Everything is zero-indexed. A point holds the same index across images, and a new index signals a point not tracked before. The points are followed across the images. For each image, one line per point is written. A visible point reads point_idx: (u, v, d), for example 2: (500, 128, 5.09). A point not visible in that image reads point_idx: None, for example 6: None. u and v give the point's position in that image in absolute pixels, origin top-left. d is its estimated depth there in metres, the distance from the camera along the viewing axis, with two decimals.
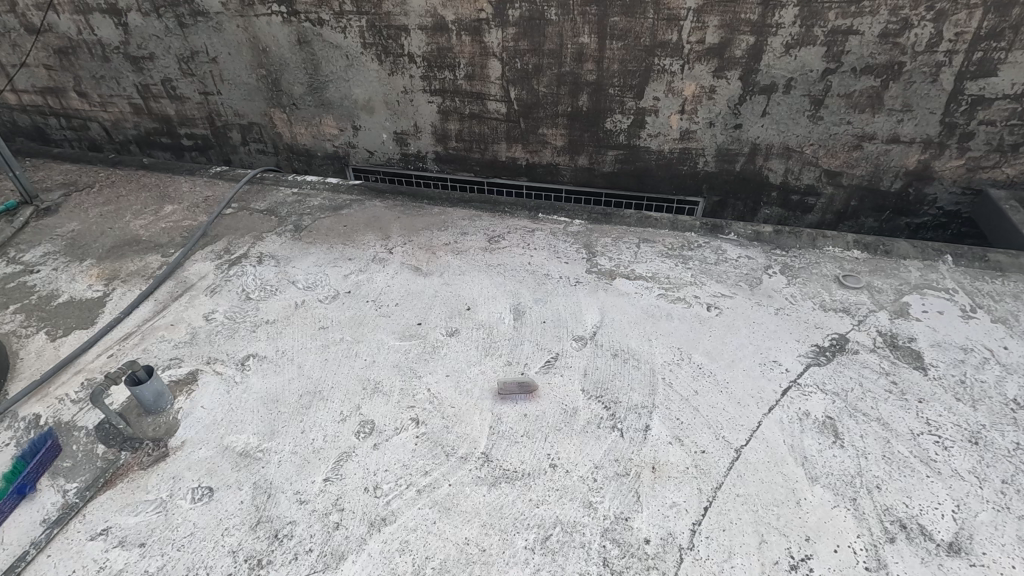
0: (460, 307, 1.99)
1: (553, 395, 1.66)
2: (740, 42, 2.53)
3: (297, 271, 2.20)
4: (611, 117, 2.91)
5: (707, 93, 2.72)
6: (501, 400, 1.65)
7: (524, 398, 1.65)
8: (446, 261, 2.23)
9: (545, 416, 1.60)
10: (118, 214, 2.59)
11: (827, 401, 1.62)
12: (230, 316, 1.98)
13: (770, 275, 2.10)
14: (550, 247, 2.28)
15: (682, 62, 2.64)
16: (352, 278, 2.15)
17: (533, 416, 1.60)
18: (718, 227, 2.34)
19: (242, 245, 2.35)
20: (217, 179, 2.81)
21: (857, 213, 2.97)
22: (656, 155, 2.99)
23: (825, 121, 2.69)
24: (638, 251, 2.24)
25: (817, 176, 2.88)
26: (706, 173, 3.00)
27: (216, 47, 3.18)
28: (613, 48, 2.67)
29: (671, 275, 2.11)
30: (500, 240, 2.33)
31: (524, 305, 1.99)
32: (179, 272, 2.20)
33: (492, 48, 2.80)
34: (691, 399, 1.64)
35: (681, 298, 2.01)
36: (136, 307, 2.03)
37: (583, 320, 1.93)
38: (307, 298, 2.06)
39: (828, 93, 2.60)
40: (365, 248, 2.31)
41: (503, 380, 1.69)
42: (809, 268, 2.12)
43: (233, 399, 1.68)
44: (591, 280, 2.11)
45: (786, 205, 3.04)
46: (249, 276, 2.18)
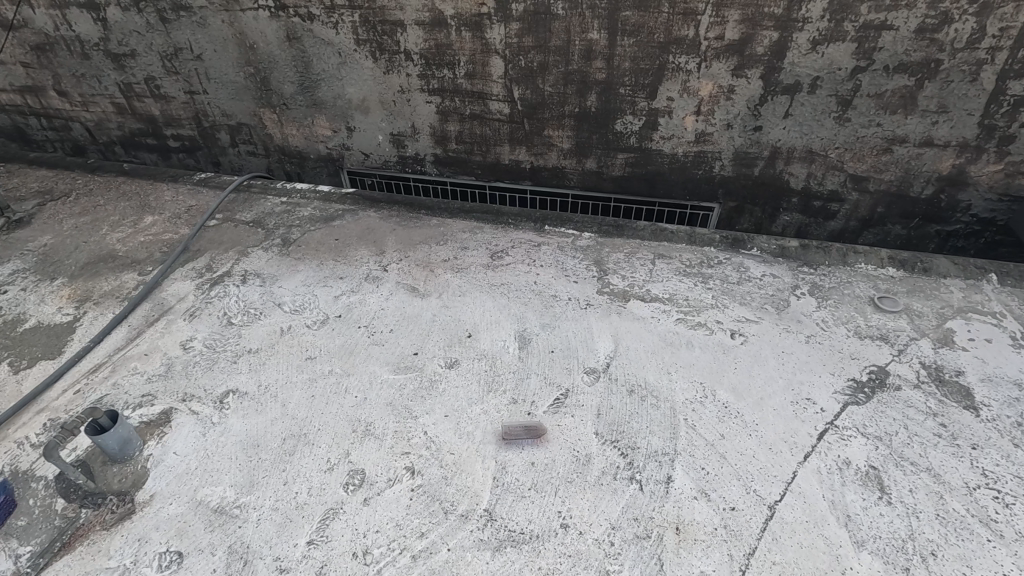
0: (460, 334, 1.83)
1: (563, 440, 1.49)
2: (762, 37, 2.33)
3: (284, 292, 2.03)
4: (622, 119, 2.72)
5: (725, 93, 2.53)
6: (505, 445, 1.49)
7: (532, 443, 1.49)
8: (445, 279, 2.06)
9: (554, 466, 1.44)
10: (94, 226, 2.42)
11: (869, 447, 1.45)
12: (209, 344, 1.82)
13: (799, 297, 1.92)
14: (558, 264, 2.10)
15: (699, 60, 2.45)
16: (343, 301, 1.98)
17: (539, 465, 1.44)
18: (739, 241, 2.16)
19: (225, 262, 2.18)
20: (200, 187, 2.64)
21: (884, 221, 2.77)
22: (669, 158, 2.80)
23: (852, 123, 2.50)
24: (654, 268, 2.07)
25: (842, 181, 2.69)
26: (722, 178, 2.81)
27: (201, 43, 2.99)
28: (624, 45, 2.47)
29: (690, 297, 1.94)
30: (503, 255, 2.16)
31: (530, 333, 1.82)
32: (156, 293, 2.04)
33: (494, 45, 2.61)
34: (718, 444, 1.48)
35: (702, 323, 1.83)
36: (108, 334, 1.87)
37: (594, 349, 1.76)
38: (293, 324, 1.89)
39: (858, 92, 2.40)
40: (357, 266, 2.13)
41: (508, 423, 1.53)
42: (840, 288, 1.95)
43: (208, 444, 1.52)
44: (603, 302, 1.93)
45: (807, 212, 2.84)
46: (232, 297, 2.01)
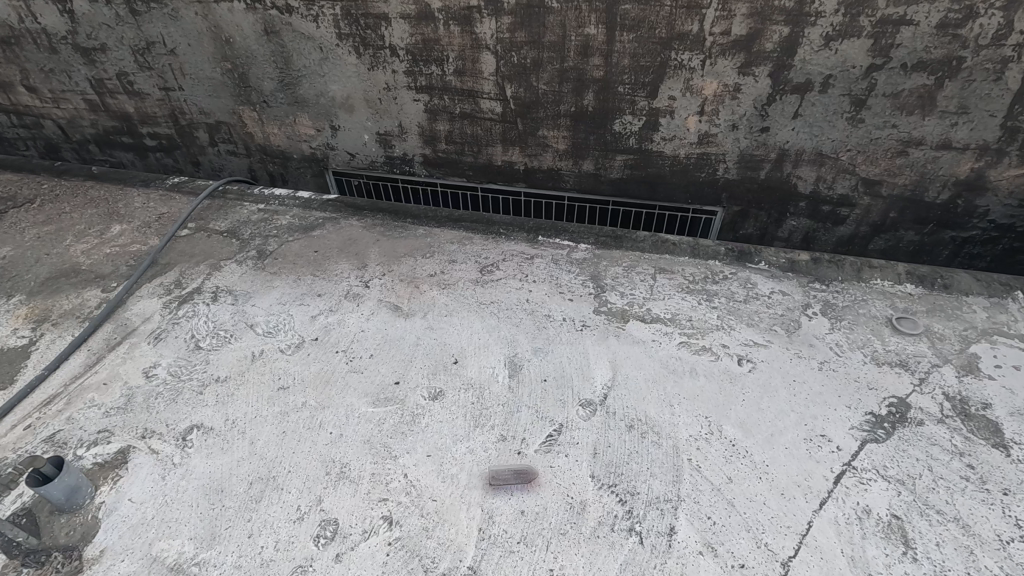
0: (445, 360, 1.69)
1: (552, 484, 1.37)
2: (772, 33, 2.17)
3: (257, 311, 1.89)
4: (621, 118, 2.56)
5: (731, 92, 2.38)
6: (492, 490, 1.36)
7: (522, 488, 1.36)
8: (431, 297, 1.92)
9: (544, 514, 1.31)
10: (58, 236, 2.26)
11: (891, 492, 1.33)
12: (173, 373, 1.68)
13: (811, 317, 1.79)
14: (552, 280, 1.96)
15: (703, 57, 2.29)
16: (321, 322, 1.84)
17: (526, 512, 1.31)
18: (746, 254, 2.02)
19: (195, 277, 2.03)
20: (173, 193, 2.48)
21: (896, 226, 2.63)
22: (670, 160, 2.65)
23: (866, 124, 2.35)
24: (654, 284, 1.93)
25: (853, 185, 2.54)
26: (726, 182, 2.67)
27: (174, 37, 2.81)
28: (623, 41, 2.31)
29: (693, 317, 1.80)
30: (494, 269, 2.02)
31: (521, 359, 1.68)
32: (120, 313, 1.89)
33: (484, 40, 2.45)
34: (725, 489, 1.35)
35: (707, 348, 1.70)
36: (65, 360, 1.72)
37: (590, 377, 1.62)
38: (265, 349, 1.76)
39: (872, 92, 2.25)
40: (337, 282, 1.99)
41: (496, 466, 1.40)
42: (855, 307, 1.81)
43: (167, 489, 1.39)
44: (600, 323, 1.80)
45: (815, 217, 2.70)
46: (201, 317, 1.87)
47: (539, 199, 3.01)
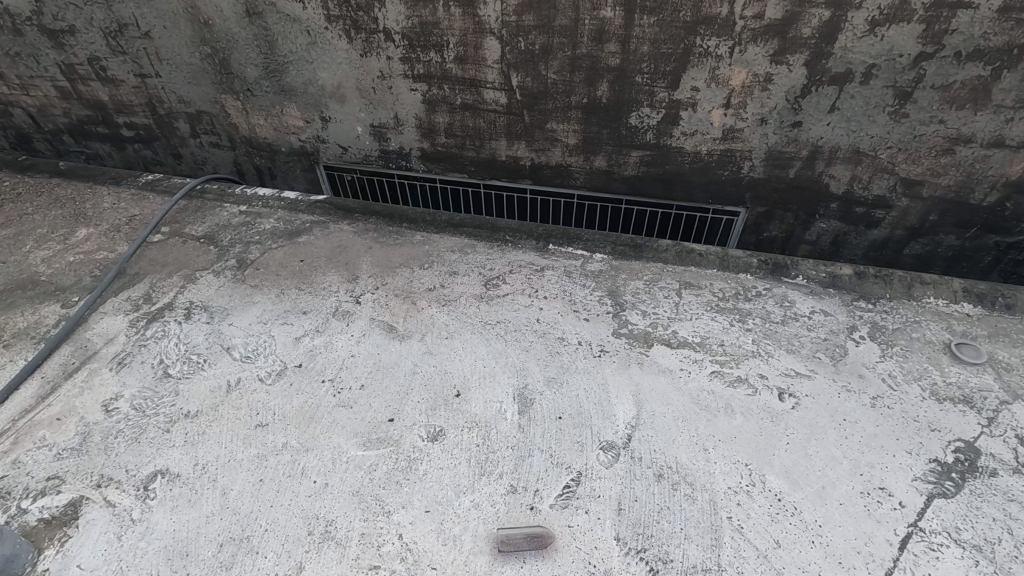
0: (445, 392, 1.49)
1: (573, 548, 1.18)
2: (811, 17, 1.94)
3: (235, 332, 1.69)
4: (638, 111, 2.33)
5: (761, 83, 2.15)
6: (501, 555, 1.17)
7: (536, 554, 1.17)
8: (430, 316, 1.71)
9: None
10: (17, 241, 2.04)
11: (967, 562, 1.14)
12: (137, 406, 1.48)
13: (858, 342, 1.59)
14: (565, 296, 1.76)
15: (732, 44, 2.06)
16: (305, 345, 1.64)
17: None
18: (781, 266, 1.82)
19: (166, 290, 1.82)
20: (146, 192, 2.26)
21: (935, 230, 2.42)
22: (691, 157, 2.43)
23: (910, 120, 2.12)
24: (680, 302, 1.73)
25: (891, 185, 2.33)
26: (751, 181, 2.45)
27: (148, 19, 2.57)
28: (643, 25, 2.08)
29: (725, 342, 1.60)
30: (499, 283, 1.82)
31: (532, 392, 1.48)
32: (80, 332, 1.69)
33: (488, 24, 2.21)
34: (772, 557, 1.16)
35: (742, 379, 1.50)
36: (15, 389, 1.52)
37: (612, 414, 1.43)
38: (242, 377, 1.55)
39: (920, 83, 2.03)
40: (324, 297, 1.79)
41: (507, 527, 1.21)
42: (907, 329, 1.61)
43: (123, 552, 1.19)
44: (620, 347, 1.60)
45: (847, 219, 2.48)
46: (172, 338, 1.67)
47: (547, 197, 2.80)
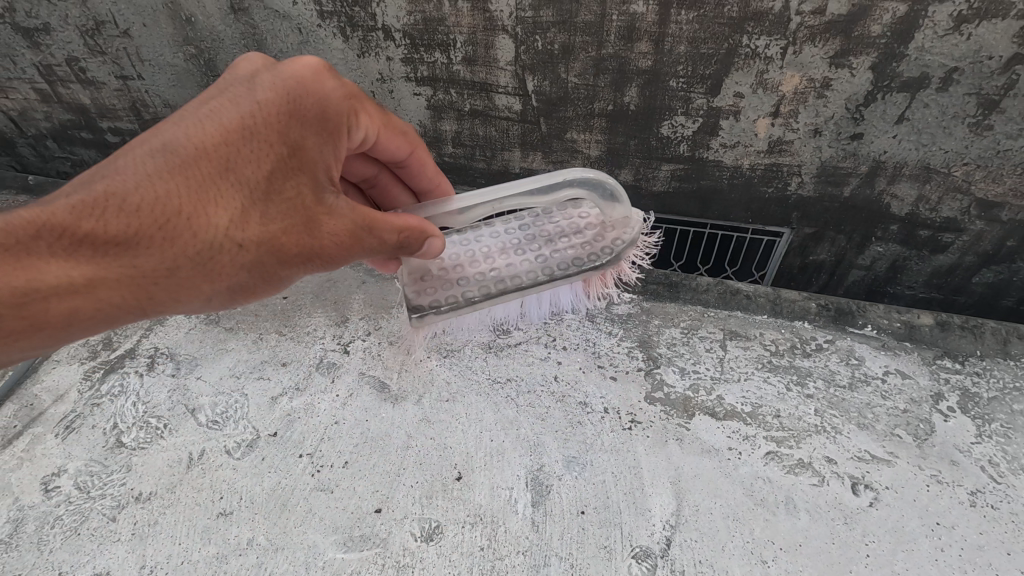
0: (445, 475, 1.25)
1: (635, 230, 1.42)
2: (881, 11, 1.64)
3: (203, 389, 1.45)
4: (670, 120, 2.04)
5: (816, 89, 1.85)
6: (505, 254, 1.44)
7: (573, 297, 1.55)
8: (428, 371, 1.46)
9: (600, 264, 1.38)
10: None
11: None
12: (82, 486, 1.26)
13: (945, 414, 1.30)
14: (588, 347, 1.49)
15: (785, 44, 1.76)
16: (282, 407, 1.40)
17: (562, 262, 1.38)
18: (844, 311, 1.54)
19: (128, 333, 1.59)
20: None
21: (1013, 256, 2.12)
22: (729, 173, 2.14)
23: (993, 133, 1.81)
24: (724, 356, 1.45)
25: (964, 207, 2.02)
26: (817, 199, 2.14)
27: (127, 16, 2.04)
28: (681, 21, 1.77)
29: (783, 413, 1.32)
30: (511, 329, 1.55)
31: (547, 476, 1.24)
32: (28, 386, 1.47)
33: (502, 20, 1.88)
34: None
35: (805, 464, 1.23)
36: None
37: (645, 512, 1.17)
38: (206, 448, 1.32)
39: (1010, 90, 1.71)
40: (308, 344, 1.54)
41: (531, 192, 1.30)
42: (1008, 399, 1.33)
43: None
44: (655, 417, 1.33)
45: (908, 243, 2.19)
46: (130, 396, 1.44)
47: None
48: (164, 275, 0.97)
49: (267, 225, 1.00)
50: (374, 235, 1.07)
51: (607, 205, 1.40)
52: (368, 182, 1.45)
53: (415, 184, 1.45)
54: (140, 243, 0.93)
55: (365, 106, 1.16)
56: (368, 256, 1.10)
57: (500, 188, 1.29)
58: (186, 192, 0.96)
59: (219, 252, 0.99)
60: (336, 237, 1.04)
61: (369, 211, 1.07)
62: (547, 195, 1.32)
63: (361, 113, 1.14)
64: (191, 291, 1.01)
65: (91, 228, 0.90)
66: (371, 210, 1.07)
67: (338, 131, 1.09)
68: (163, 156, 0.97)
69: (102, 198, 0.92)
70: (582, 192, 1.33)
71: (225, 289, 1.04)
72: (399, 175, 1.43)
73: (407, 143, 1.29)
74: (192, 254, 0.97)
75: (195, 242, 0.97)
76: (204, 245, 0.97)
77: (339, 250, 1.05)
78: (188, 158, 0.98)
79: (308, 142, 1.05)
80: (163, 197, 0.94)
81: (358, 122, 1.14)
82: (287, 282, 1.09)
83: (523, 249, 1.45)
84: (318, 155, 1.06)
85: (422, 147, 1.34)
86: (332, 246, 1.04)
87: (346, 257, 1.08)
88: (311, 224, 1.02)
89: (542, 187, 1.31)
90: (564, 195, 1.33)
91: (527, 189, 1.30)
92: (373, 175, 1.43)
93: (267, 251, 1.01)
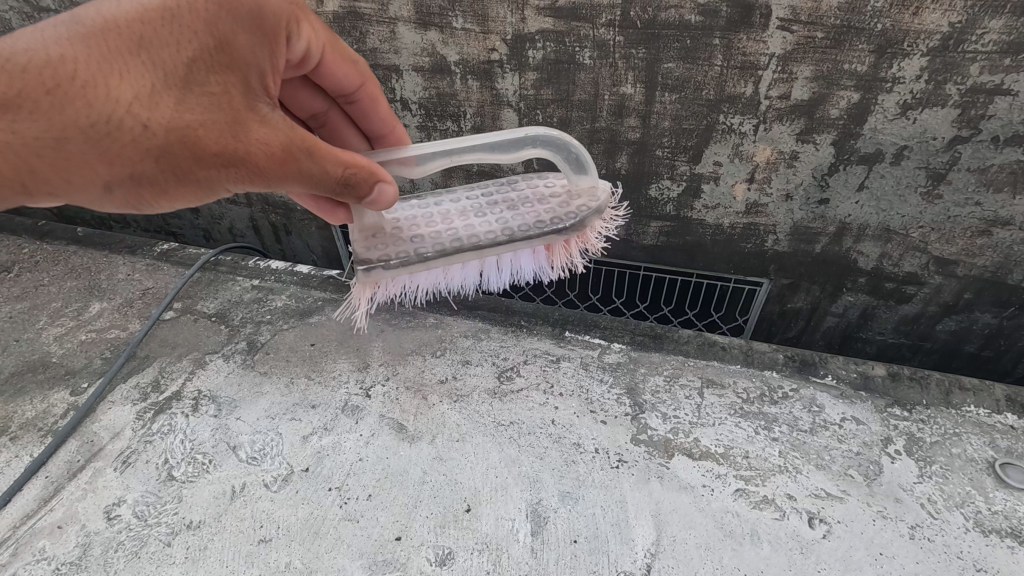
0: (456, 507, 1.44)
1: (602, 199, 1.46)
2: (839, 98, 1.85)
3: (242, 429, 1.64)
4: (657, 184, 2.26)
5: (786, 160, 2.06)
6: (465, 215, 1.48)
7: (532, 269, 1.59)
8: (441, 413, 1.66)
9: (563, 227, 1.41)
10: (33, 316, 2.05)
11: None
12: (140, 515, 1.44)
13: (892, 456, 1.50)
14: (582, 393, 1.69)
15: (756, 121, 1.97)
16: (312, 446, 1.59)
17: (523, 224, 1.42)
18: (808, 363, 1.74)
19: (175, 377, 1.80)
20: (161, 263, 2.25)
21: (970, 307, 2.33)
22: (711, 229, 2.37)
23: (944, 201, 2.03)
24: (702, 403, 1.65)
25: (923, 264, 2.24)
26: (791, 253, 2.36)
27: None
28: (664, 101, 1.99)
29: (751, 454, 1.52)
30: (514, 376, 1.75)
31: (545, 509, 1.42)
32: (88, 424, 1.67)
33: (507, 97, 2.13)
34: None
35: (769, 500, 1.41)
36: (18, 492, 1.51)
37: (630, 541, 1.35)
38: (247, 482, 1.51)
39: (954, 166, 1.93)
40: (334, 388, 1.74)
41: (496, 147, 1.36)
42: (948, 443, 1.53)
43: None
44: (640, 457, 1.52)
45: (875, 293, 2.40)
46: (178, 434, 1.63)
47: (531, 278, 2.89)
48: (65, 142, 1.07)
49: (181, 112, 1.10)
50: (291, 146, 1.16)
51: (572, 172, 1.46)
52: (320, 117, 1.69)
53: (367, 122, 1.69)
54: (57, 98, 1.05)
55: (308, 18, 1.35)
56: (298, 181, 1.18)
57: (459, 138, 1.35)
58: (106, 61, 1.08)
59: (120, 128, 1.08)
60: (262, 144, 1.14)
61: (306, 135, 1.18)
62: (510, 150, 1.37)
63: (303, 22, 1.33)
64: (91, 166, 1.10)
65: (14, 79, 1.03)
66: (309, 136, 1.19)
67: (266, 36, 1.23)
68: (90, 31, 1.10)
69: (29, 56, 1.05)
70: (543, 152, 1.39)
71: (129, 176, 1.13)
72: (348, 112, 1.68)
73: (357, 74, 1.53)
74: (94, 127, 1.07)
75: (98, 111, 1.07)
76: (105, 118, 1.07)
77: (263, 159, 1.14)
78: (117, 34, 1.10)
79: (235, 39, 1.17)
80: (87, 66, 1.07)
81: (299, 30, 1.32)
82: (209, 187, 1.18)
83: (485, 212, 1.48)
84: (249, 54, 1.19)
85: (371, 80, 1.58)
86: (258, 153, 1.14)
87: (277, 174, 1.17)
88: (235, 125, 1.13)
89: (502, 142, 1.37)
90: (525, 152, 1.38)
91: (491, 141, 1.35)
92: (325, 109, 1.67)
93: (178, 135, 1.10)
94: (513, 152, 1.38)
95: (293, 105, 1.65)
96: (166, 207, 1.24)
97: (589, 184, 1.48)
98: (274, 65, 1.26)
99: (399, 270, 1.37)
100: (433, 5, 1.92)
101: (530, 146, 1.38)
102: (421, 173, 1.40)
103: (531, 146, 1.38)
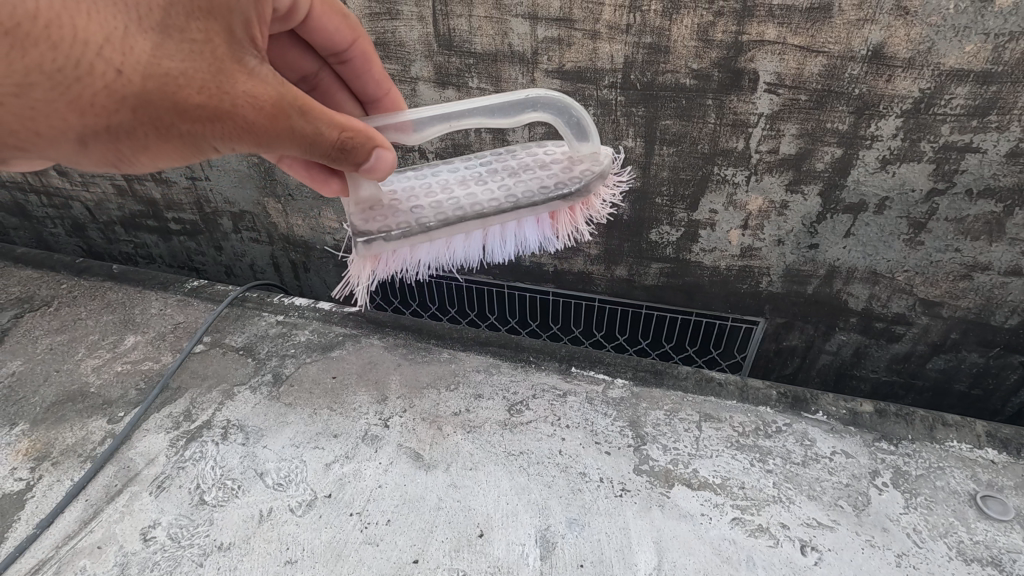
0: (470, 533, 1.53)
1: (605, 163, 1.48)
2: (823, 153, 2.00)
3: (269, 456, 1.75)
4: (657, 228, 2.41)
5: (777, 209, 2.21)
6: (466, 184, 1.50)
7: (537, 239, 1.62)
8: (455, 443, 1.76)
9: (568, 190, 1.43)
10: (71, 348, 2.19)
11: None
12: (173, 536, 1.55)
13: (879, 488, 1.59)
14: (587, 425, 1.80)
15: (748, 173, 2.13)
16: (334, 473, 1.69)
17: (528, 190, 1.43)
18: (800, 399, 1.85)
19: (205, 407, 1.92)
20: (191, 299, 2.39)
21: (957, 346, 2.44)
22: (709, 270, 2.50)
23: (925, 247, 2.17)
24: (700, 436, 1.75)
25: (911, 305, 2.36)
26: (784, 294, 2.49)
27: None
28: (663, 154, 2.15)
29: (747, 484, 1.61)
30: (523, 409, 1.87)
31: (553, 535, 1.52)
32: (124, 451, 1.78)
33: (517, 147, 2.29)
34: None
35: (763, 528, 1.51)
36: (59, 514, 1.61)
37: (632, 566, 1.44)
38: (273, 507, 1.61)
39: (933, 215, 2.07)
40: (354, 418, 1.86)
41: (495, 111, 1.39)
42: (933, 476, 1.62)
43: None
44: (642, 486, 1.62)
45: (867, 332, 2.52)
46: (208, 461, 1.74)
47: (537, 315, 3.02)
48: (24, 90, 0.92)
49: (160, 58, 0.98)
50: (284, 103, 1.06)
51: (574, 138, 1.48)
52: (311, 78, 1.65)
53: (357, 84, 1.65)
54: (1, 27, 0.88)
55: None
56: (292, 142, 1.09)
57: (459, 103, 1.37)
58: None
59: (91, 74, 0.94)
60: (252, 97, 1.04)
61: (298, 93, 1.09)
62: (510, 114, 1.40)
63: None
64: (59, 117, 0.97)
65: None
66: (301, 93, 1.09)
67: None
68: None
69: None
70: (545, 115, 1.41)
71: (103, 129, 1.01)
72: (339, 74, 1.64)
73: (349, 30, 1.50)
74: (59, 71, 0.93)
75: (63, 54, 0.92)
76: (73, 63, 0.93)
77: (253, 115, 1.04)
78: None
79: None
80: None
81: None
82: (189, 140, 1.07)
83: (487, 180, 1.50)
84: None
85: (363, 38, 1.56)
86: (247, 108, 1.04)
87: (269, 132, 1.07)
88: (220, 75, 1.03)
89: (503, 108, 1.39)
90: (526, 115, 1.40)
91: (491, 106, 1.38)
92: (315, 69, 1.63)
93: (155, 80, 0.98)
94: (514, 116, 1.40)
95: (282, 67, 1.61)
96: (142, 164, 1.12)
97: (590, 151, 1.51)
98: (258, 12, 1.14)
99: (400, 242, 1.39)
100: (451, 67, 2.11)
101: (530, 110, 1.40)
102: (419, 140, 1.40)
103: (529, 110, 1.40)
